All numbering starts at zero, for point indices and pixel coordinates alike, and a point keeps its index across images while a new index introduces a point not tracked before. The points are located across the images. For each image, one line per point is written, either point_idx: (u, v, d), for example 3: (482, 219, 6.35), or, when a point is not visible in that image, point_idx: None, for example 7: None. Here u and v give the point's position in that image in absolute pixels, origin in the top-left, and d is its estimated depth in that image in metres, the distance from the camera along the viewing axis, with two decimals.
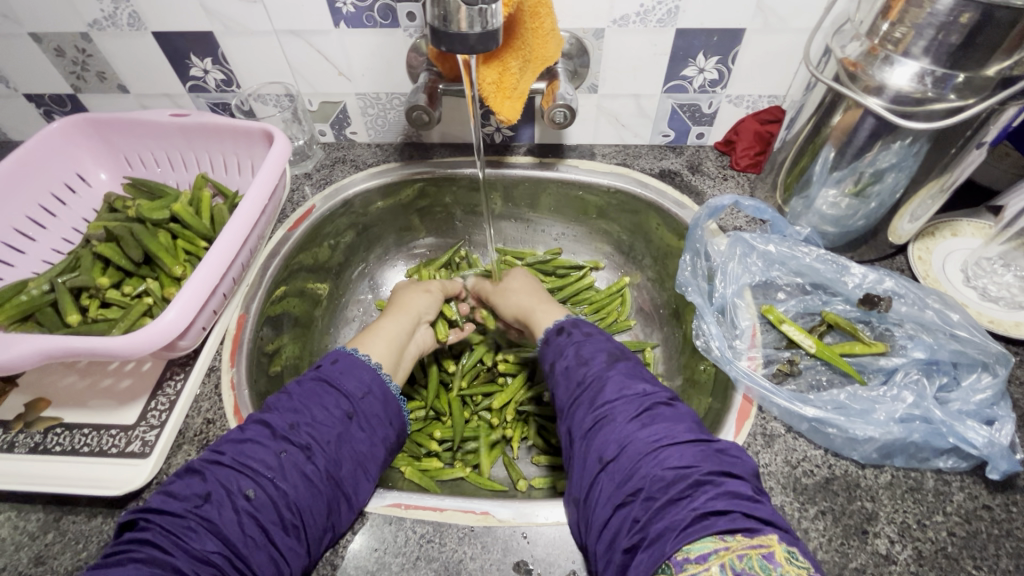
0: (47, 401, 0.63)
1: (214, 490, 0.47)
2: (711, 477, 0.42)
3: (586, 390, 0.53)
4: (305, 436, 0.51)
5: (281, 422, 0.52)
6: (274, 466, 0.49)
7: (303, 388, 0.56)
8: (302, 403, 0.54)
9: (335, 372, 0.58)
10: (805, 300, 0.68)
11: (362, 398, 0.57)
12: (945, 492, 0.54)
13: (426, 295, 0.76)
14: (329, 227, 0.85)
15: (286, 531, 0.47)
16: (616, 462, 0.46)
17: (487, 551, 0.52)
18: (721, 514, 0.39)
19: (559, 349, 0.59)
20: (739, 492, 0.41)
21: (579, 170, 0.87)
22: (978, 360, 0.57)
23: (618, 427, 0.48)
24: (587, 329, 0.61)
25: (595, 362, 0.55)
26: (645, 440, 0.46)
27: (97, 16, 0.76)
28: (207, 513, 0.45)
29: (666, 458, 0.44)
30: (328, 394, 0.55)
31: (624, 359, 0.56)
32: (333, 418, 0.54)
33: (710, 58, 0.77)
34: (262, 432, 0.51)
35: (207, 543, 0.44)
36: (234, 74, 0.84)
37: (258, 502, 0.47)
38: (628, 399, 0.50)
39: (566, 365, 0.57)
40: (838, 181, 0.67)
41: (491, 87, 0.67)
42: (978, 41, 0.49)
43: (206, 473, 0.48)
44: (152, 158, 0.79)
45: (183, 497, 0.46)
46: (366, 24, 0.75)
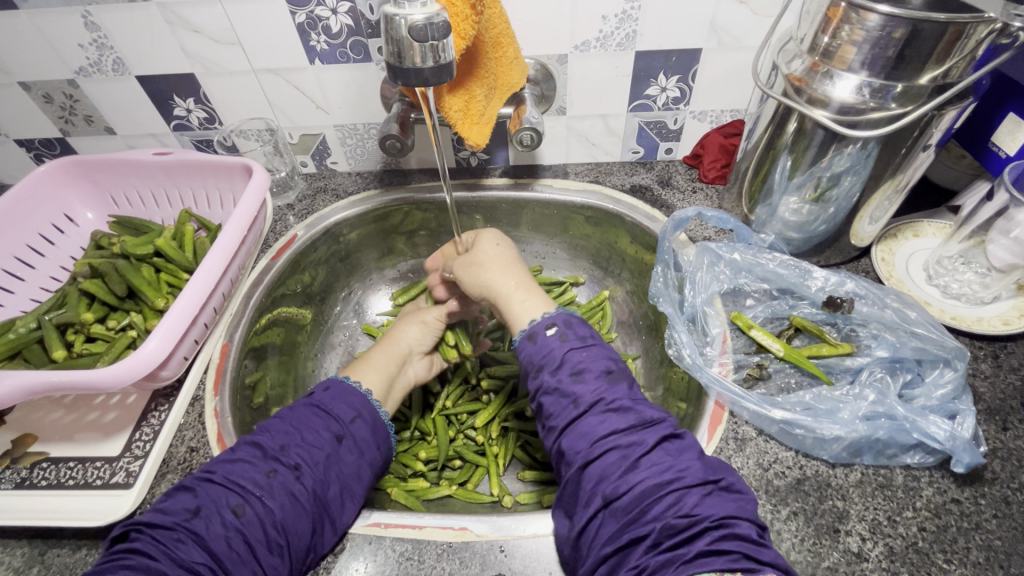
0: (34, 436, 0.65)
1: (204, 505, 0.48)
2: (723, 521, 0.43)
3: (587, 415, 0.50)
4: (295, 457, 0.53)
5: (272, 443, 0.53)
6: (263, 485, 0.50)
7: (295, 413, 0.57)
8: (294, 425, 0.56)
9: (326, 398, 0.59)
10: (773, 305, 0.70)
11: (352, 422, 0.58)
12: (914, 488, 0.55)
13: (418, 326, 0.75)
14: (312, 254, 0.87)
15: (270, 549, 0.48)
16: (621, 501, 0.46)
17: (466, 566, 0.53)
18: (724, 553, 0.41)
19: (547, 352, 0.54)
20: (746, 534, 0.43)
21: (554, 189, 0.90)
22: (939, 356, 0.58)
23: (627, 463, 0.47)
24: (583, 332, 0.56)
25: (594, 381, 0.52)
26: (653, 482, 0.46)
27: (83, 63, 0.80)
28: (196, 526, 0.47)
29: (677, 501, 0.44)
30: (318, 417, 0.57)
31: (625, 381, 0.53)
32: (323, 439, 0.55)
33: (671, 77, 0.80)
34: (254, 452, 0.53)
35: (193, 553, 0.45)
36: (217, 111, 0.87)
37: (246, 519, 0.48)
38: (636, 433, 0.49)
39: (559, 380, 0.53)
40: (799, 188, 0.70)
41: (458, 114, 0.68)
42: (909, 53, 0.52)
43: (198, 489, 0.49)
44: (137, 197, 0.82)
45: (174, 512, 0.48)
46: (340, 60, 0.78)
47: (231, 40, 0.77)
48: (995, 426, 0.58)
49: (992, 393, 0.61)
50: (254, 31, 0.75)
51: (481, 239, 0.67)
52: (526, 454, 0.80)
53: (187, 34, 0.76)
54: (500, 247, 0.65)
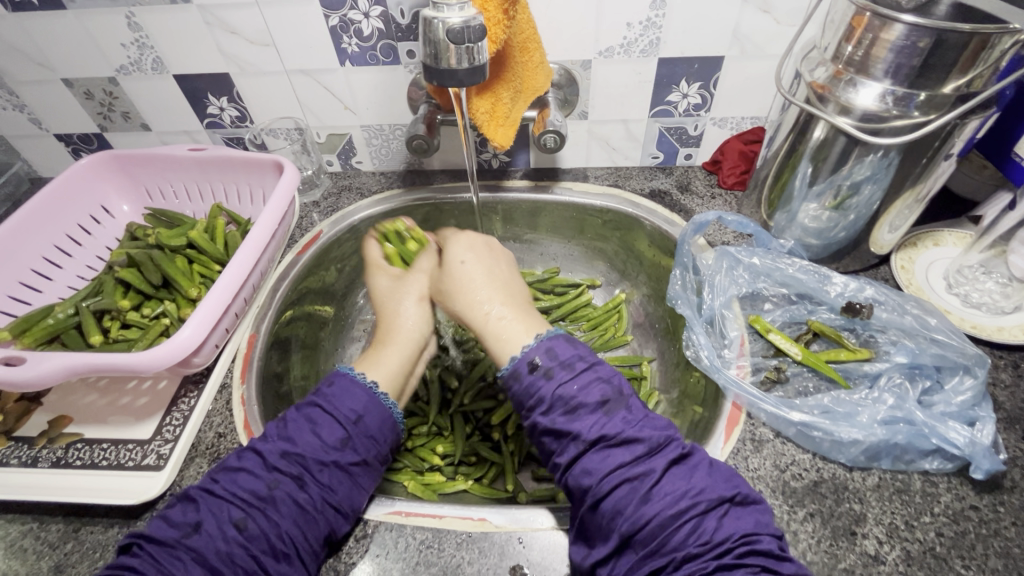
0: (69, 418, 0.67)
1: (204, 521, 0.49)
2: (743, 539, 0.45)
3: (588, 453, 0.50)
4: (297, 466, 0.53)
5: (272, 451, 0.54)
6: (265, 497, 0.51)
7: (296, 417, 0.57)
8: (294, 432, 0.55)
9: (330, 394, 0.58)
10: (791, 310, 0.70)
11: (357, 422, 0.57)
12: (932, 493, 0.55)
13: (417, 311, 0.69)
14: (336, 251, 0.89)
15: (277, 558, 0.49)
16: (639, 534, 0.46)
17: (485, 556, 0.54)
18: (748, 572, 0.43)
19: (535, 391, 0.53)
20: (768, 549, 0.44)
21: (574, 192, 0.91)
22: (959, 363, 0.58)
23: (636, 495, 0.47)
24: (568, 361, 0.54)
25: (588, 413, 0.51)
26: (669, 511, 0.46)
27: (124, 62, 0.83)
28: (195, 543, 0.47)
29: (695, 529, 0.45)
30: (321, 422, 0.56)
31: (621, 408, 0.52)
32: (326, 445, 0.55)
33: (692, 84, 0.81)
34: (255, 462, 0.53)
35: (194, 571, 0.46)
36: (248, 110, 0.90)
37: (249, 534, 0.49)
38: (643, 462, 0.49)
39: (555, 420, 0.52)
40: (818, 196, 0.71)
41: (485, 115, 0.71)
42: (932, 63, 0.53)
43: (199, 502, 0.50)
44: (171, 191, 0.84)
45: (177, 525, 0.49)
46: (370, 62, 0.81)
47: (265, 42, 0.79)
48: (1015, 435, 0.58)
49: (1012, 402, 0.61)
50: (289, 33, 0.78)
51: (450, 248, 0.65)
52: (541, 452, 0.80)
53: (224, 35, 0.79)
54: (468, 261, 0.63)
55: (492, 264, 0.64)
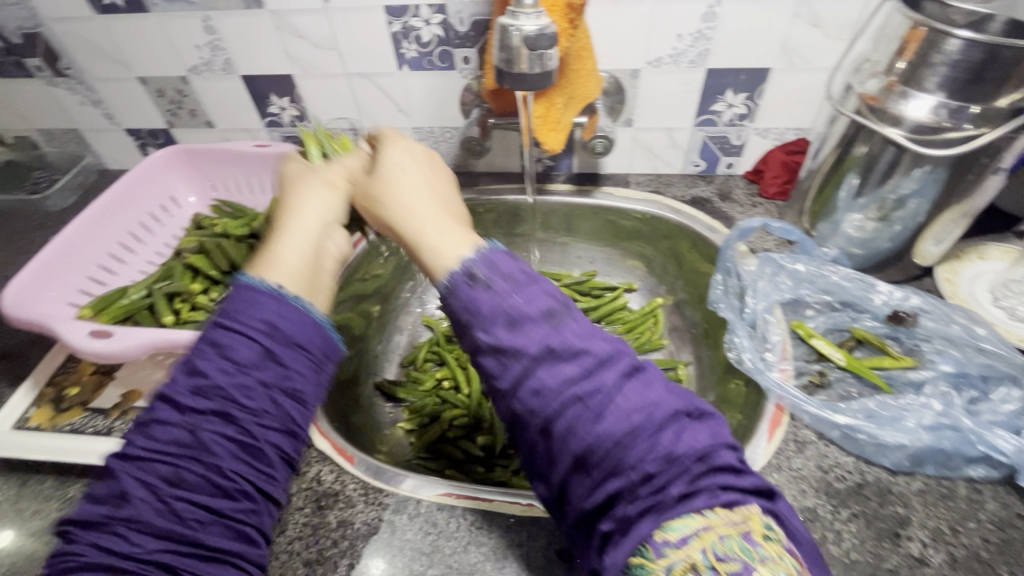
0: (139, 393, 0.71)
1: (131, 490, 0.41)
2: (700, 459, 0.38)
3: (536, 369, 0.40)
4: (218, 398, 0.44)
5: (184, 389, 0.44)
6: (192, 442, 0.43)
7: (207, 336, 0.47)
8: (211, 363, 0.44)
9: (235, 304, 0.47)
10: (834, 316, 0.71)
11: (272, 335, 0.46)
12: (977, 501, 0.55)
13: (327, 191, 0.58)
14: (385, 246, 0.93)
15: (229, 497, 0.43)
16: (596, 458, 0.38)
17: (533, 539, 0.56)
18: (703, 493, 0.37)
19: (467, 299, 0.43)
20: (726, 465, 0.38)
21: (616, 197, 0.94)
22: (1007, 373, 0.59)
23: (590, 427, 0.38)
24: (506, 272, 0.43)
25: (536, 328, 0.41)
26: (589, 412, 0.39)
27: (196, 62, 0.88)
28: (127, 512, 0.40)
29: (631, 435, 0.38)
30: (241, 343, 0.45)
31: (538, 283, 0.43)
32: (242, 362, 0.45)
33: (738, 95, 0.83)
34: (174, 413, 0.44)
35: (145, 541, 0.40)
36: (307, 110, 0.94)
37: (189, 483, 0.42)
38: (592, 377, 0.39)
39: (493, 331, 0.41)
40: (863, 207, 0.72)
41: (539, 120, 0.74)
42: (987, 74, 0.55)
43: (116, 473, 0.42)
44: (235, 184, 0.89)
45: (104, 502, 0.41)
46: (426, 67, 0.85)
47: (329, 46, 0.84)
48: None
49: None
50: (352, 38, 0.82)
51: (385, 152, 0.56)
52: None
53: (292, 39, 0.84)
54: (409, 163, 0.55)
55: (406, 164, 0.55)
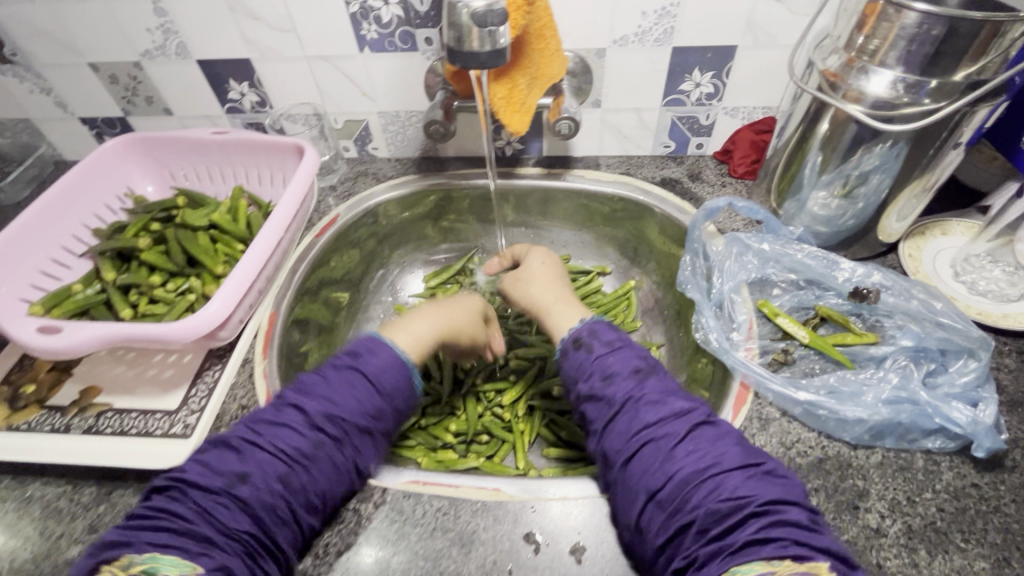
0: (98, 389, 0.69)
1: (251, 473, 0.51)
2: (767, 506, 0.46)
3: (619, 416, 0.55)
4: (337, 428, 0.54)
5: (316, 409, 0.54)
6: (310, 455, 0.53)
7: (336, 375, 0.58)
8: (336, 392, 0.56)
9: (373, 363, 0.59)
10: (799, 295, 0.72)
11: (392, 396, 0.59)
12: (934, 471, 0.56)
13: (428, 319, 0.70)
14: (353, 235, 0.91)
15: (284, 522, 0.51)
16: (663, 492, 0.49)
17: (499, 523, 0.56)
18: (770, 540, 0.43)
19: (580, 366, 0.61)
20: (795, 519, 0.45)
21: (586, 180, 0.93)
22: (963, 346, 0.60)
23: (663, 454, 0.51)
24: (608, 338, 0.62)
25: (622, 381, 0.57)
26: (692, 470, 0.49)
27: (149, 46, 0.85)
28: (242, 493, 0.49)
29: (717, 487, 0.47)
30: (362, 386, 0.57)
31: (652, 376, 0.58)
32: (364, 410, 0.56)
33: (705, 73, 0.82)
34: (297, 418, 0.54)
35: (238, 520, 0.48)
36: (268, 96, 0.92)
37: (291, 488, 0.51)
38: (666, 425, 0.52)
39: (592, 386, 0.58)
40: (827, 184, 0.72)
41: (502, 101, 0.73)
42: (944, 50, 0.54)
43: (243, 453, 0.52)
44: (194, 172, 0.86)
45: (221, 474, 0.51)
46: (388, 49, 0.83)
47: (287, 28, 0.81)
48: (1017, 418, 0.59)
49: (1015, 386, 0.62)
50: (310, 19, 0.80)
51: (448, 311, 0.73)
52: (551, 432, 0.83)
53: (247, 21, 0.81)
54: (545, 265, 0.77)
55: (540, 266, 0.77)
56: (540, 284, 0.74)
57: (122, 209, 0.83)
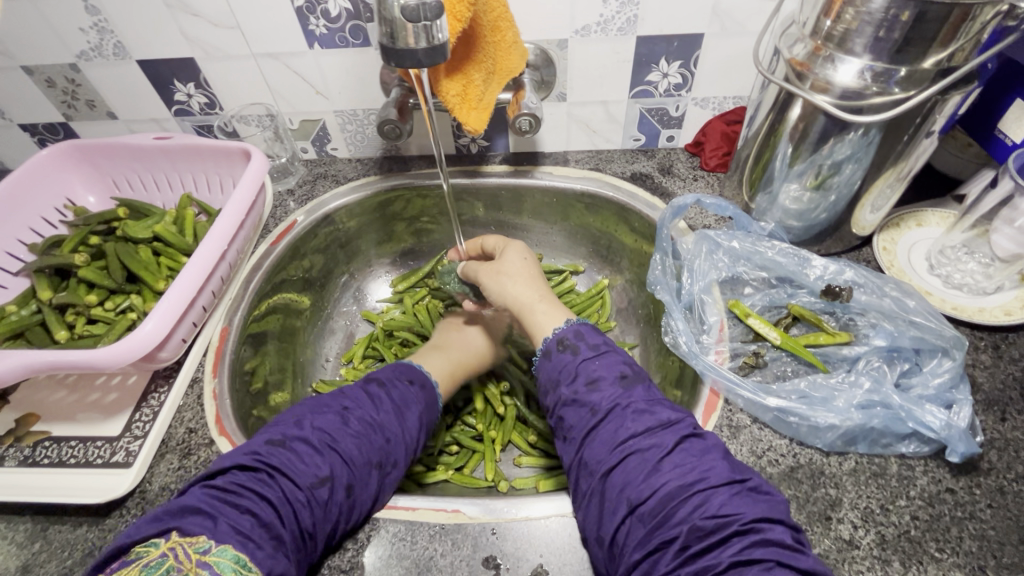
0: (37, 416, 0.66)
1: (333, 475, 0.51)
2: (752, 525, 0.43)
3: (604, 424, 0.52)
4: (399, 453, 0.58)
5: (381, 426, 0.57)
6: (376, 469, 0.55)
7: (398, 396, 0.62)
8: (401, 417, 0.60)
9: (422, 394, 0.65)
10: (771, 293, 0.69)
11: (428, 422, 0.64)
12: (908, 477, 0.54)
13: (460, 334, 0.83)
14: (312, 241, 0.88)
15: (348, 525, 0.52)
16: (646, 506, 0.46)
17: (458, 547, 0.54)
18: (756, 562, 0.41)
19: (563, 368, 0.57)
20: (779, 539, 0.42)
21: (554, 176, 0.89)
22: (937, 345, 0.58)
23: (648, 466, 0.48)
24: (594, 341, 0.59)
25: (610, 388, 0.54)
26: (678, 484, 0.46)
27: (84, 47, 0.80)
28: (321, 493, 0.50)
29: (703, 503, 0.45)
30: (416, 412, 0.62)
31: (640, 384, 0.55)
32: (414, 436, 0.60)
33: (672, 63, 0.79)
34: (369, 429, 0.56)
35: (308, 520, 0.48)
36: (217, 97, 0.87)
37: (349, 501, 0.52)
38: (654, 436, 0.50)
39: (576, 391, 0.55)
40: (799, 176, 0.69)
41: (456, 98, 0.69)
42: (913, 36, 0.51)
43: (328, 451, 0.52)
44: (138, 180, 0.82)
45: (306, 467, 0.51)
46: (339, 44, 0.78)
47: (230, 24, 0.76)
48: (993, 417, 0.58)
49: (991, 383, 0.60)
50: (254, 15, 0.75)
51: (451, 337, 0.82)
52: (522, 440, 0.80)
53: (187, 18, 0.76)
54: (526, 260, 0.71)
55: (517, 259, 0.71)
56: (520, 281, 0.68)
57: (62, 222, 0.79)
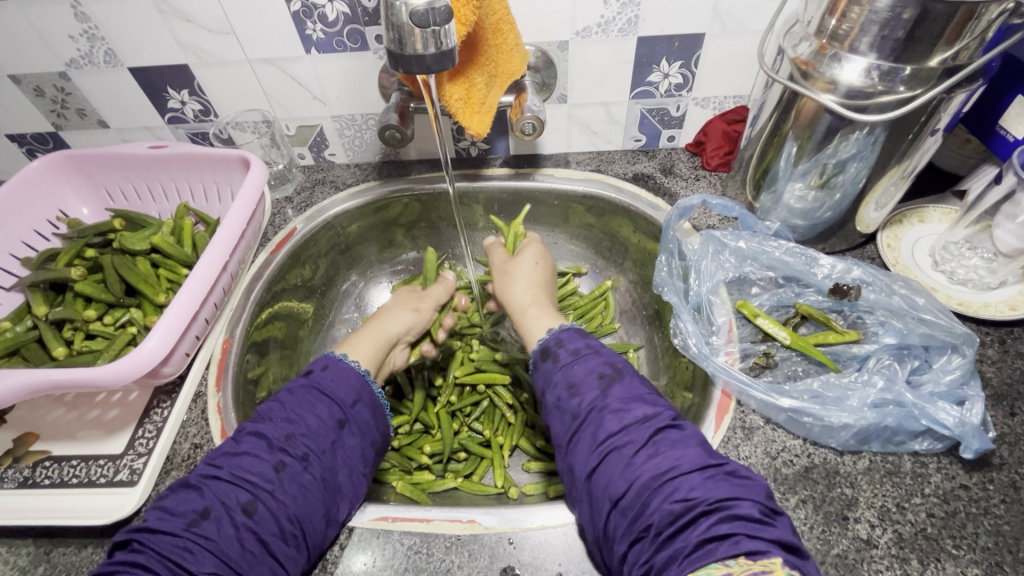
0: (36, 435, 0.64)
1: (213, 506, 0.47)
2: (718, 504, 0.42)
3: (583, 426, 0.52)
4: (303, 448, 0.53)
5: (276, 433, 0.53)
6: (275, 480, 0.50)
7: (294, 396, 0.57)
8: (295, 413, 0.55)
9: (326, 378, 0.59)
10: (778, 293, 0.69)
11: (353, 406, 0.58)
12: (923, 474, 0.54)
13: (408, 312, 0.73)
14: (312, 248, 0.86)
15: (286, 541, 0.49)
16: (625, 500, 0.46)
17: (475, 559, 0.53)
18: (723, 538, 0.40)
19: (547, 377, 0.57)
20: (747, 513, 0.42)
21: (556, 178, 0.89)
22: (947, 342, 0.58)
23: (624, 461, 0.47)
24: (575, 346, 0.58)
25: (588, 390, 0.53)
26: (651, 474, 0.46)
27: (73, 55, 0.78)
28: (205, 530, 0.46)
29: (673, 489, 0.44)
30: (319, 403, 0.56)
31: (619, 381, 0.54)
32: (326, 426, 0.55)
33: (673, 63, 0.78)
34: (257, 443, 0.52)
35: (203, 562, 0.44)
36: (212, 103, 0.85)
37: (258, 517, 0.48)
38: (629, 431, 0.49)
39: (558, 397, 0.55)
40: (804, 174, 0.69)
41: (460, 103, 0.68)
42: (919, 35, 0.51)
43: (203, 489, 0.48)
44: (134, 191, 0.81)
45: (180, 514, 0.47)
46: (336, 49, 0.77)
47: (224, 30, 0.75)
48: (1003, 412, 0.58)
49: (999, 378, 0.60)
50: (249, 20, 0.74)
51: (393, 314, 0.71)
52: (529, 444, 0.79)
53: (180, 24, 0.74)
54: (537, 265, 0.73)
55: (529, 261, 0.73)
56: (524, 286, 0.70)
57: (55, 235, 0.77)
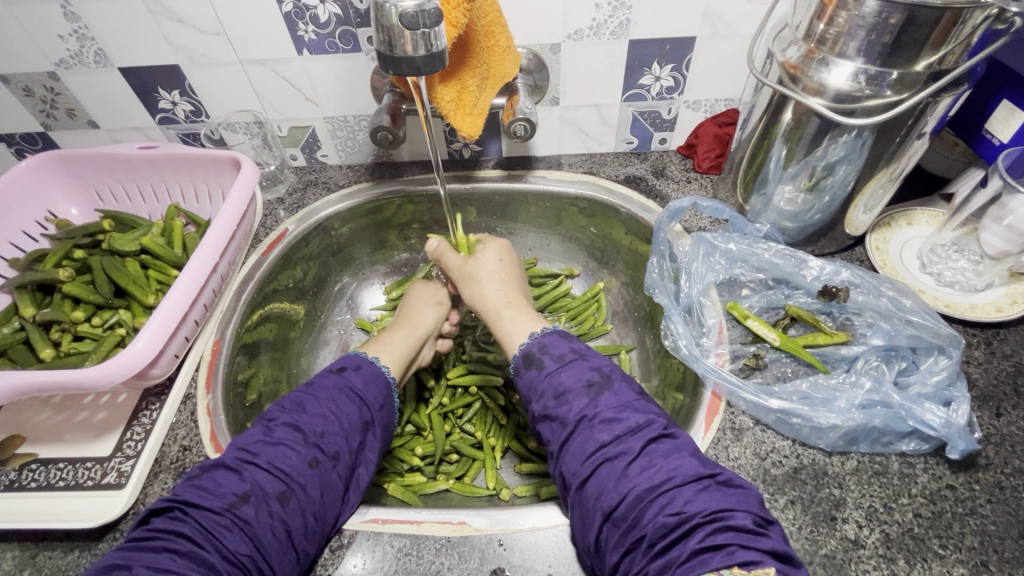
0: (22, 437, 0.64)
1: (253, 492, 0.48)
2: (713, 515, 0.43)
3: (574, 434, 0.51)
4: (334, 445, 0.53)
5: (311, 427, 0.53)
6: (307, 473, 0.50)
7: (327, 391, 0.57)
8: (336, 411, 0.55)
9: (360, 380, 0.59)
10: (768, 295, 0.70)
11: (379, 409, 0.59)
12: (910, 475, 0.55)
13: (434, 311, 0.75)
14: (304, 249, 0.86)
15: (308, 537, 0.49)
16: (618, 511, 0.46)
17: (465, 561, 0.53)
18: (718, 548, 0.41)
19: (532, 386, 0.57)
20: (741, 524, 0.42)
21: (548, 180, 0.89)
22: (934, 343, 0.59)
23: (617, 471, 0.48)
24: (560, 352, 0.57)
25: (576, 400, 0.53)
26: (645, 486, 0.46)
27: (63, 55, 0.77)
28: (244, 514, 0.46)
29: (669, 501, 0.45)
30: (351, 402, 0.57)
31: (607, 390, 0.53)
32: (356, 427, 0.56)
33: (664, 66, 0.79)
34: (293, 435, 0.52)
35: (239, 545, 0.45)
36: (203, 104, 0.85)
37: (290, 508, 0.48)
38: (621, 442, 0.49)
39: (546, 406, 0.55)
40: (793, 177, 0.69)
41: (451, 104, 0.68)
42: (905, 40, 0.52)
43: (243, 472, 0.49)
44: (124, 192, 0.80)
45: (220, 494, 0.47)
46: (328, 50, 0.77)
47: (215, 31, 0.75)
48: (988, 413, 0.59)
49: (985, 379, 0.61)
50: (240, 21, 0.73)
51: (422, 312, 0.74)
52: (521, 447, 0.79)
53: (171, 25, 0.74)
54: (501, 262, 0.72)
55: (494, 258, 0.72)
56: (495, 285, 0.69)
57: (43, 235, 0.76)
